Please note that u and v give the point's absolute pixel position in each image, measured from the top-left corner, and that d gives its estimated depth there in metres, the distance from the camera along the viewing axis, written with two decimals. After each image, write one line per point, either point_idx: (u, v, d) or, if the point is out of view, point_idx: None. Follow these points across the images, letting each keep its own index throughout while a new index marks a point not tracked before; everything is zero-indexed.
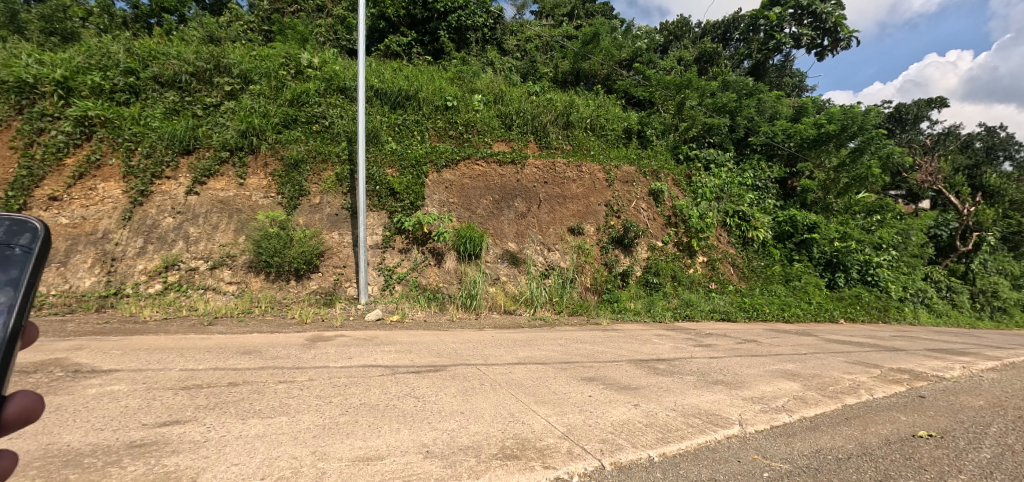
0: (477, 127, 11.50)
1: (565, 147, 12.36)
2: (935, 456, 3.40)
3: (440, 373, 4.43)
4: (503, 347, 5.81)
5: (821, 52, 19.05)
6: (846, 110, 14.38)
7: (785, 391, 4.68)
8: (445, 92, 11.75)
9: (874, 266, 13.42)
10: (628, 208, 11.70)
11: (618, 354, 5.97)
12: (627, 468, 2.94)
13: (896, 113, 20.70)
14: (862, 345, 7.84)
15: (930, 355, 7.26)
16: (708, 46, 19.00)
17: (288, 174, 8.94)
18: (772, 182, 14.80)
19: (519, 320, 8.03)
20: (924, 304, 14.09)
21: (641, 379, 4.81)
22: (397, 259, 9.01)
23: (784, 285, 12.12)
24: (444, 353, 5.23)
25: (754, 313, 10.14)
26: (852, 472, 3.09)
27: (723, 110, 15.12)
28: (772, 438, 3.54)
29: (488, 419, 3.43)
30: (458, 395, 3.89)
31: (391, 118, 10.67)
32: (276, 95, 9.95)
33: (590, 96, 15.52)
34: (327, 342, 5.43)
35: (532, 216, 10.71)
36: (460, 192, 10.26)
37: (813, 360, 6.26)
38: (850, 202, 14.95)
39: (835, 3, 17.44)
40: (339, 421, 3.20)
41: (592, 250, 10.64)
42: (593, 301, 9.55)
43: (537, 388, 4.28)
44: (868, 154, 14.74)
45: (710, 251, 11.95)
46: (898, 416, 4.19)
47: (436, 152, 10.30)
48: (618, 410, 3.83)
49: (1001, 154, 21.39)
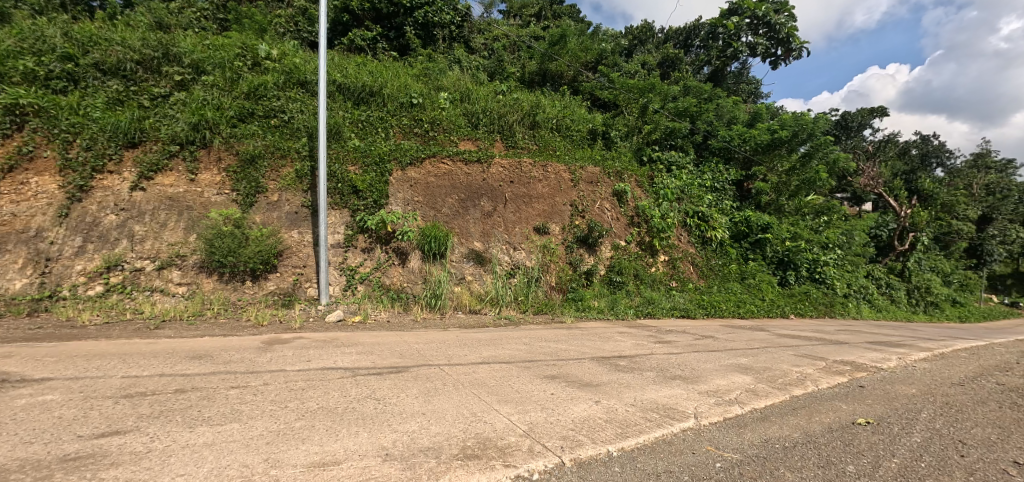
0: (442, 125, 11.39)
1: (531, 147, 12.44)
2: (872, 442, 3.63)
3: (402, 375, 4.38)
4: (468, 347, 5.80)
5: (775, 61, 19.96)
6: (797, 117, 15.12)
7: (738, 384, 4.88)
8: (410, 89, 11.58)
9: (822, 264, 14.20)
10: (593, 207, 11.89)
11: (581, 352, 6.07)
12: (585, 463, 2.99)
13: (842, 120, 21.91)
14: (810, 339, 8.28)
15: (870, 348, 7.77)
16: (670, 51, 19.50)
17: (244, 170, 8.58)
18: (729, 184, 15.38)
19: (484, 319, 8.03)
20: (866, 299, 15.03)
21: (603, 376, 4.90)
22: (359, 259, 8.82)
23: (739, 282, 12.68)
24: (407, 354, 5.17)
25: (712, 310, 10.54)
26: (798, 459, 3.25)
27: (684, 114, 15.60)
28: (724, 429, 3.69)
29: (450, 420, 3.41)
30: (419, 396, 3.85)
31: (354, 114, 10.44)
32: (232, 86, 9.54)
33: (556, 97, 15.67)
34: (284, 344, 5.26)
35: (497, 216, 10.70)
36: (425, 191, 10.13)
37: (764, 354, 6.56)
38: (801, 204, 15.69)
39: (788, 15, 18.36)
40: (295, 427, 3.10)
41: (557, 249, 10.77)
42: (558, 300, 9.62)
43: (500, 387, 4.29)
44: (817, 159, 15.63)
45: (670, 251, 12.34)
46: (840, 405, 4.45)
47: (400, 150, 10.13)
48: (579, 407, 3.90)
49: (934, 160, 23.37)
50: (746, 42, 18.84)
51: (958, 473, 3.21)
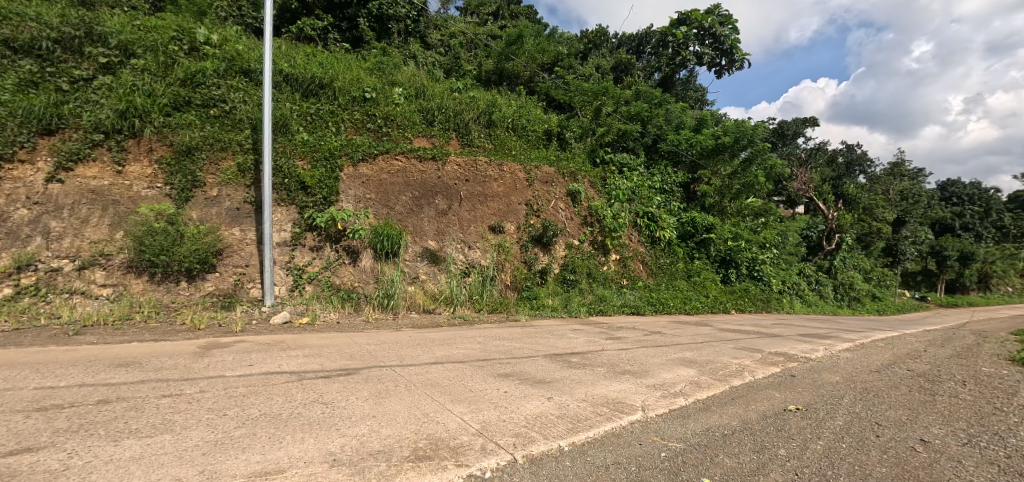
0: (397, 121, 11.17)
1: (487, 146, 12.45)
2: (801, 426, 3.91)
3: (352, 377, 4.26)
4: (421, 347, 5.73)
5: (719, 71, 21.03)
6: (739, 124, 15.99)
7: (683, 377, 5.11)
8: (363, 83, 11.32)
9: (760, 263, 15.11)
10: (547, 207, 12.04)
11: (535, 349, 6.14)
12: (537, 459, 3.03)
13: (779, 129, 23.36)
14: (749, 333, 8.80)
15: (801, 339, 8.36)
16: (623, 56, 20.03)
17: (179, 162, 8.02)
18: (676, 186, 16.00)
19: (438, 319, 7.96)
20: (798, 295, 16.16)
21: (555, 373, 4.98)
22: (307, 258, 8.47)
23: (686, 280, 13.27)
24: (358, 355, 5.03)
25: (660, 306, 11.00)
26: (735, 445, 3.45)
27: (636, 117, 16.08)
28: (670, 420, 3.86)
29: (401, 422, 3.35)
30: (370, 399, 3.76)
31: (302, 106, 10.05)
32: (165, 72, 8.91)
33: (512, 97, 15.75)
34: (224, 349, 4.98)
35: (452, 214, 10.61)
36: (378, 188, 9.86)
37: (707, 348, 6.91)
38: (742, 206, 16.56)
39: (731, 28, 19.41)
40: (234, 435, 2.95)
41: (512, 248, 10.85)
42: (513, 299, 9.68)
43: (453, 386, 4.26)
44: (757, 164, 16.54)
45: (622, 250, 12.71)
46: (774, 394, 4.76)
47: (351, 145, 9.82)
48: (531, 404, 3.94)
49: (858, 168, 25.36)
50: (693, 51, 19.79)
51: (874, 451, 3.51)
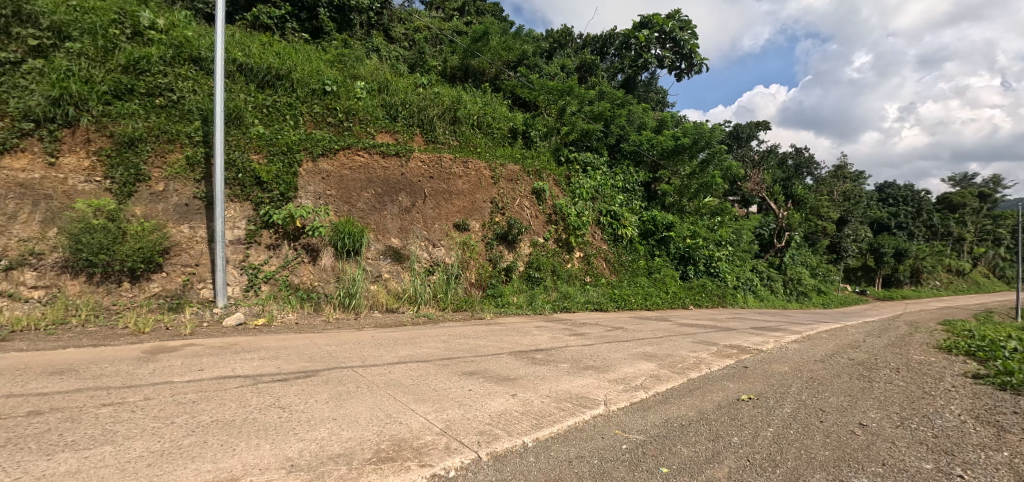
0: (359, 115, 10.92)
1: (451, 143, 12.37)
2: (753, 415, 4.09)
3: (312, 379, 4.14)
4: (383, 347, 5.62)
5: (679, 74, 21.69)
6: (697, 126, 16.54)
7: (644, 371, 5.25)
8: (323, 76, 11.03)
9: (716, 260, 15.77)
10: (512, 205, 12.08)
11: (499, 347, 6.15)
12: (501, 456, 3.04)
13: (734, 132, 24.35)
14: (705, 327, 9.16)
15: (754, 332, 8.77)
16: (588, 57, 20.32)
17: (121, 155, 7.53)
18: (638, 185, 16.39)
19: (402, 318, 7.84)
20: (752, 290, 16.96)
21: (520, 370, 5.01)
22: (263, 256, 8.12)
23: (647, 277, 13.67)
24: (317, 357, 4.89)
25: (623, 302, 11.28)
26: (693, 435, 3.57)
27: (599, 117, 16.33)
28: (631, 413, 3.96)
29: (363, 423, 3.29)
30: (330, 401, 3.67)
31: (258, 98, 9.65)
32: (105, 58, 8.35)
33: (478, 94, 15.69)
34: (171, 353, 4.72)
35: (416, 212, 10.45)
36: (338, 184, 9.58)
37: (667, 342, 7.13)
38: (700, 205, 17.17)
39: (691, 33, 20.08)
40: (183, 444, 2.80)
41: (477, 246, 10.82)
42: (478, 297, 9.67)
43: (416, 386, 4.21)
44: (714, 165, 17.14)
45: (585, 247, 12.92)
46: (728, 384, 4.97)
47: (311, 140, 9.51)
48: (496, 402, 3.95)
49: (805, 170, 26.80)
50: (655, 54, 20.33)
51: (819, 436, 3.72)
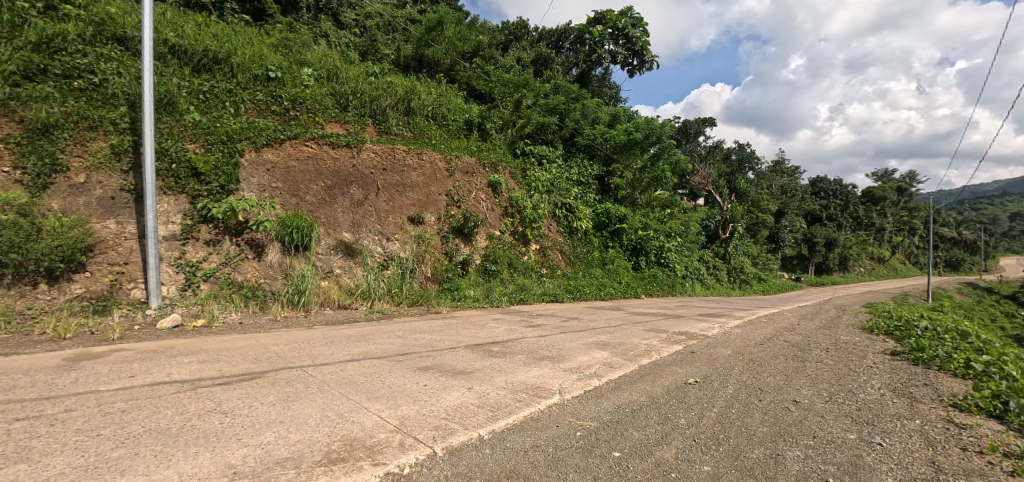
0: (306, 104, 10.51)
1: (405, 134, 12.12)
2: (698, 397, 4.31)
3: (258, 381, 3.97)
4: (335, 344, 5.46)
5: (632, 70, 22.22)
6: (649, 122, 17.06)
7: (597, 359, 5.39)
8: (266, 61, 10.63)
9: (666, 250, 16.44)
10: (468, 198, 12.01)
11: (455, 340, 6.14)
12: (457, 450, 3.05)
13: (683, 127, 25.31)
14: (656, 315, 9.54)
15: (700, 319, 9.23)
16: (543, 50, 20.42)
17: (33, 142, 6.84)
18: (593, 178, 16.71)
19: (355, 314, 7.65)
20: (699, 279, 17.80)
21: (476, 363, 5.01)
22: (202, 253, 7.64)
23: (601, 268, 14.03)
24: (264, 357, 4.69)
25: (578, 294, 11.55)
26: (643, 419, 3.72)
27: (554, 111, 16.49)
28: (585, 401, 4.07)
29: (313, 425, 3.19)
30: (277, 403, 3.53)
31: (193, 83, 9.06)
32: (12, 33, 7.54)
33: (432, 84, 15.45)
34: (98, 359, 4.38)
35: (369, 205, 10.16)
36: (285, 176, 9.11)
37: (619, 330, 7.37)
38: (651, 198, 17.72)
39: (642, 30, 20.58)
40: (110, 458, 2.62)
41: (432, 239, 10.66)
42: (434, 291, 9.58)
43: (370, 383, 4.13)
44: (664, 159, 17.67)
45: (541, 240, 13.07)
46: (677, 369, 5.20)
47: (254, 129, 9.02)
48: (451, 396, 3.93)
49: (748, 165, 28.24)
50: (609, 50, 20.66)
51: (758, 414, 3.97)
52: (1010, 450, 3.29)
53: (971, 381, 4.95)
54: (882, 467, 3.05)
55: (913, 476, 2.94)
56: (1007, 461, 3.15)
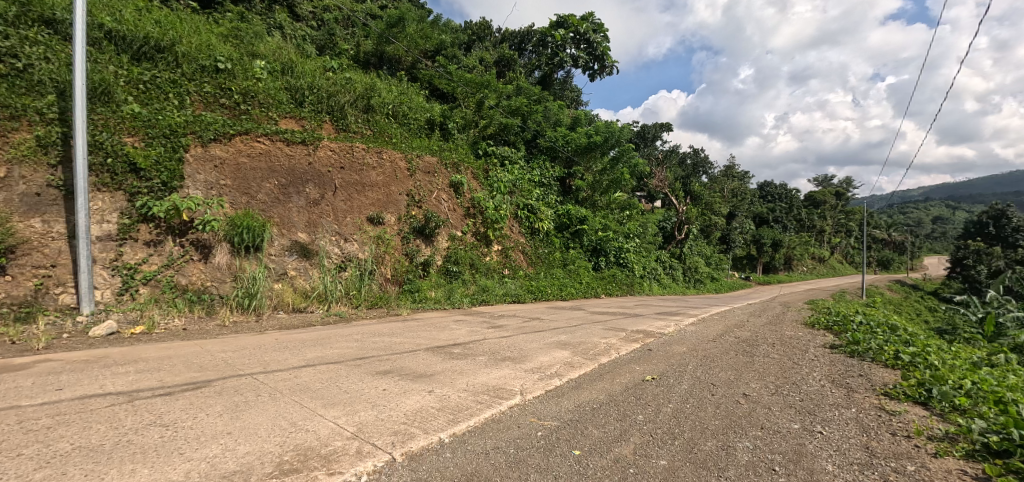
0: (258, 98, 10.07)
1: (364, 132, 11.85)
2: (655, 393, 4.43)
3: (204, 390, 3.76)
4: (289, 350, 5.26)
5: (593, 74, 22.65)
6: (608, 125, 17.42)
7: (558, 359, 5.45)
8: (215, 51, 10.16)
9: (625, 251, 16.86)
10: (429, 198, 11.85)
11: (416, 343, 6.04)
12: (417, 455, 3.00)
13: (641, 132, 26.05)
14: (615, 314, 9.75)
15: (657, 317, 9.51)
16: (506, 52, 20.46)
17: None
18: (554, 180, 16.90)
19: (310, 317, 7.39)
20: (656, 278, 18.37)
21: (436, 366, 4.95)
22: (141, 254, 7.15)
23: (562, 268, 14.21)
24: (211, 365, 4.45)
25: (539, 294, 11.66)
26: (602, 417, 3.78)
27: (517, 112, 16.43)
28: (546, 401, 4.10)
29: (264, 435, 3.05)
30: (225, 413, 3.35)
31: (132, 72, 8.52)
32: None
33: (393, 82, 15.18)
34: (22, 371, 4.02)
35: (326, 204, 9.83)
36: (235, 173, 8.65)
37: (580, 329, 7.49)
38: (610, 200, 18.13)
39: (603, 36, 21.05)
40: (33, 480, 2.40)
41: (392, 240, 10.44)
42: (394, 293, 9.41)
43: (326, 390, 3.99)
44: (623, 162, 18.08)
45: (503, 240, 13.08)
46: (635, 367, 5.33)
47: (200, 122, 8.55)
48: (411, 400, 3.87)
49: (702, 169, 29.38)
50: (570, 54, 20.97)
51: (710, 407, 4.12)
52: (933, 433, 3.58)
53: (900, 371, 5.35)
54: (822, 454, 3.24)
55: (850, 461, 3.14)
56: (931, 443, 3.42)
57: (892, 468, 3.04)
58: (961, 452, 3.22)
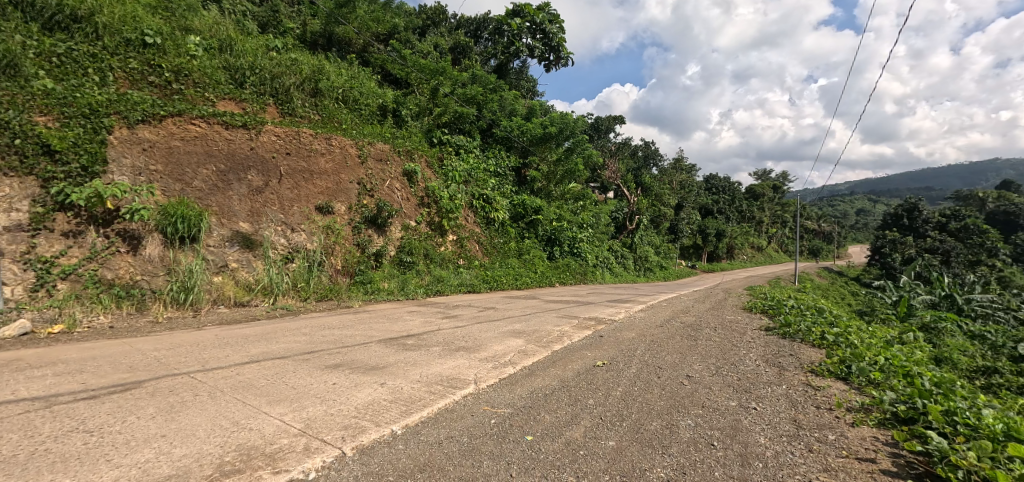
0: (192, 77, 9.42)
1: (312, 117, 11.35)
2: (605, 378, 4.58)
3: (134, 392, 3.52)
4: (231, 346, 5.01)
5: (548, 65, 22.72)
6: (563, 116, 17.59)
7: (512, 347, 5.52)
8: (142, 24, 9.43)
9: (579, 241, 17.24)
10: (382, 186, 11.56)
11: (368, 335, 5.93)
12: (368, 448, 2.95)
13: (595, 124, 26.54)
14: (568, 302, 9.98)
15: (609, 304, 9.81)
16: (461, 38, 20.12)
17: None
18: (509, 170, 16.90)
19: (254, 311, 7.07)
20: (608, 267, 18.90)
21: (389, 358, 4.88)
22: (58, 246, 6.51)
23: (518, 258, 14.33)
24: (143, 365, 4.17)
25: (494, 284, 11.73)
26: (554, 403, 3.88)
27: (472, 101, 16.18)
28: (499, 389, 4.14)
29: (203, 436, 2.90)
30: (158, 416, 3.15)
31: (44, 43, 7.74)
32: None
33: (342, 65, 14.60)
34: None
35: (270, 192, 9.35)
36: (166, 157, 8.06)
37: (533, 318, 7.62)
38: (565, 191, 18.40)
39: (558, 27, 21.13)
40: None
41: (342, 230, 10.10)
42: (344, 284, 9.14)
43: (271, 386, 3.84)
44: (577, 153, 18.36)
45: (458, 230, 12.98)
46: (586, 353, 5.48)
47: (125, 102, 7.90)
48: (363, 393, 3.79)
49: (652, 161, 30.37)
50: (526, 43, 20.92)
51: (657, 389, 4.32)
52: (852, 405, 3.93)
53: (824, 349, 5.82)
54: (755, 428, 3.48)
55: (779, 433, 3.39)
56: (849, 414, 3.75)
57: (816, 437, 3.32)
58: (874, 420, 3.56)
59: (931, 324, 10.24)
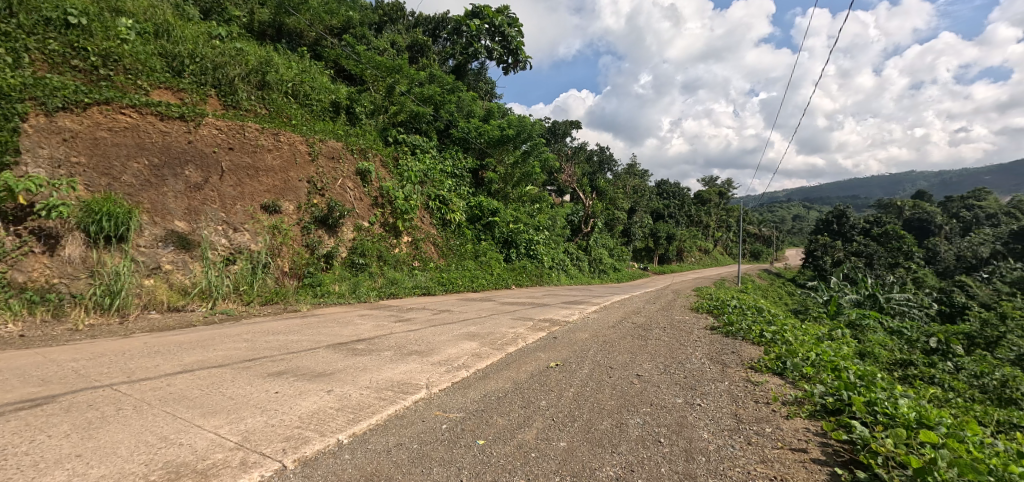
0: (122, 63, 8.76)
1: (258, 110, 10.83)
2: (558, 379, 4.63)
3: (46, 408, 3.20)
4: (163, 354, 4.67)
5: (507, 68, 22.82)
6: (520, 119, 17.61)
7: (466, 350, 5.48)
8: (65, 3, 8.68)
9: (535, 243, 17.40)
10: (333, 185, 11.18)
11: (315, 340, 5.69)
12: (311, 460, 2.83)
13: (552, 128, 26.88)
14: (524, 304, 10.02)
15: (564, 306, 9.93)
16: (419, 37, 19.82)
17: None
18: (467, 171, 16.76)
19: (190, 317, 6.64)
20: (563, 269, 19.16)
21: (337, 364, 4.70)
22: None
23: (474, 260, 14.28)
24: (58, 377, 3.80)
25: (450, 286, 11.62)
26: (508, 405, 3.87)
27: (429, 101, 15.97)
28: (452, 393, 4.09)
29: (125, 454, 2.67)
30: (74, 433, 2.87)
31: None
32: None
33: (292, 58, 14.04)
34: None
35: (211, 188, 8.81)
36: (91, 149, 7.42)
37: (488, 320, 7.59)
38: (522, 193, 18.50)
39: (517, 31, 21.27)
40: None
41: (290, 230, 9.67)
42: (292, 287, 8.76)
43: (206, 397, 3.61)
44: (534, 156, 18.53)
45: (414, 232, 12.72)
46: (540, 355, 5.51)
47: (42, 87, 7.22)
48: (308, 402, 3.63)
49: (607, 166, 31.15)
50: (484, 45, 20.92)
51: (608, 389, 4.40)
52: (787, 398, 4.17)
53: (763, 347, 6.16)
54: (699, 423, 3.62)
55: (721, 428, 3.55)
56: (784, 408, 3.98)
57: (755, 430, 3.49)
58: (806, 413, 3.79)
59: (857, 321, 11.06)
